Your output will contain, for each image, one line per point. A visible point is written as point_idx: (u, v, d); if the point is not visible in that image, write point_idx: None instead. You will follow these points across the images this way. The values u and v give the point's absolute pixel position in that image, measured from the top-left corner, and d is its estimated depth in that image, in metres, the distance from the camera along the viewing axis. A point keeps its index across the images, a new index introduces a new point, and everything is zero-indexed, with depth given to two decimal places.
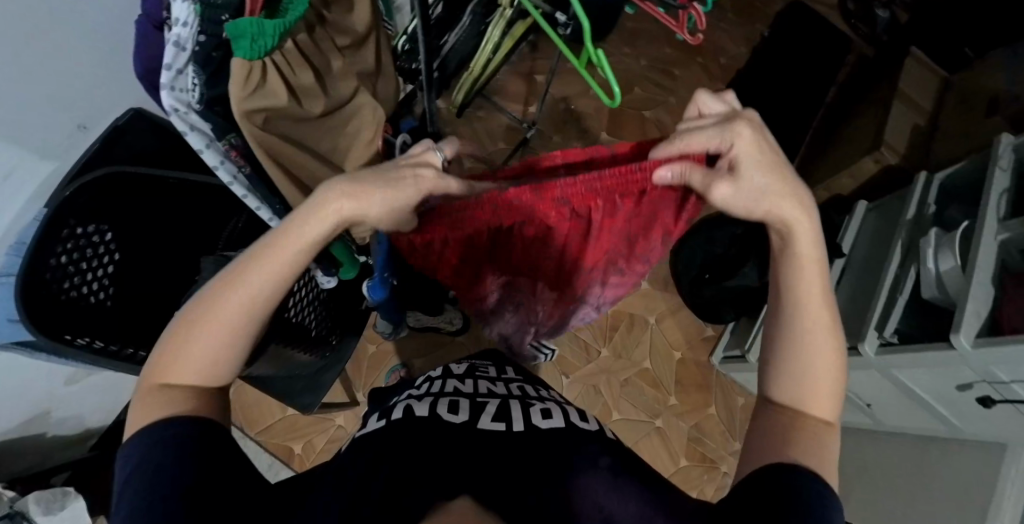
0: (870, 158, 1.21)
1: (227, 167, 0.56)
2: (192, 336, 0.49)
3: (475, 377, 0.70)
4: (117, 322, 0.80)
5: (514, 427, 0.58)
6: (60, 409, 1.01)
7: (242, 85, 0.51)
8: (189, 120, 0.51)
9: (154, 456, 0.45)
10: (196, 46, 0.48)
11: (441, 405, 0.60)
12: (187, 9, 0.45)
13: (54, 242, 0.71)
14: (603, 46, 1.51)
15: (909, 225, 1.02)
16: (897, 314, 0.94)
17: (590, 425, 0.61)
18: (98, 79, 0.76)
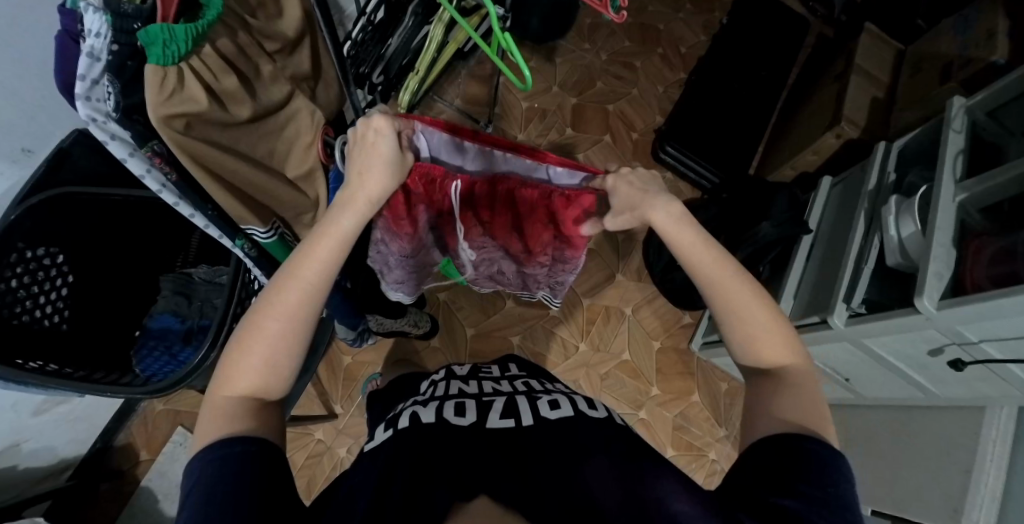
0: (831, 133, 1.20)
1: (154, 176, 0.56)
2: (250, 344, 0.49)
3: (479, 378, 0.70)
4: (72, 343, 0.82)
5: (523, 422, 0.58)
6: (32, 440, 1.01)
7: (159, 90, 0.50)
8: (108, 129, 0.51)
9: (216, 474, 0.44)
10: (110, 56, 0.48)
11: (447, 408, 0.59)
12: (97, 19, 0.46)
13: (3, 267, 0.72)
14: (562, 44, 1.51)
15: (869, 196, 1.02)
16: (864, 283, 0.94)
17: (601, 413, 0.60)
18: (38, 105, 0.75)
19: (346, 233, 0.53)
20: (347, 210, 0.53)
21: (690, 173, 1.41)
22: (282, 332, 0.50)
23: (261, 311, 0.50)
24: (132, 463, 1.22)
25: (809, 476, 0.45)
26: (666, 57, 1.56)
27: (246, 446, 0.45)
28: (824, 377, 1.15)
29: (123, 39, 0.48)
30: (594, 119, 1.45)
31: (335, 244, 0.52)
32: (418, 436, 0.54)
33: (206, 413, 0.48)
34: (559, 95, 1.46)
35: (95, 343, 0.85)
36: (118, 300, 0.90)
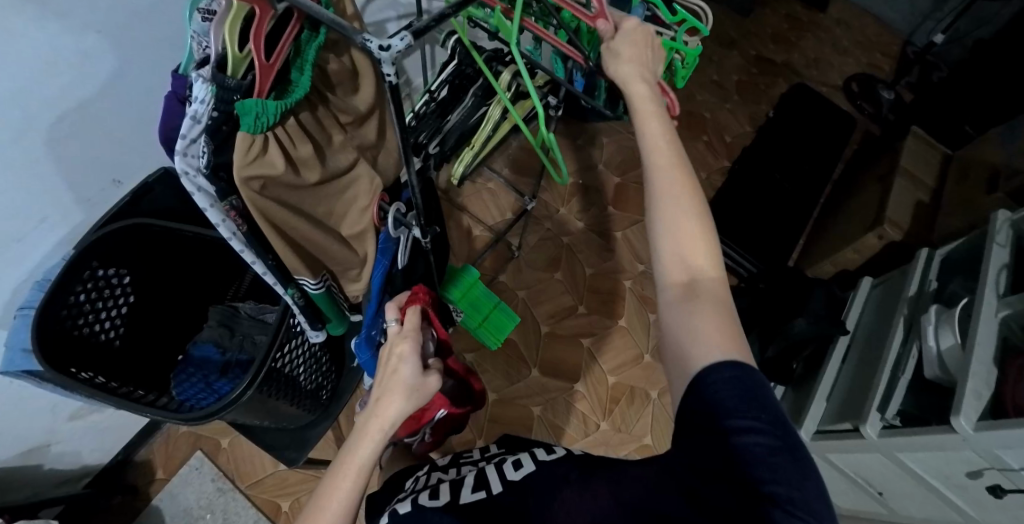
0: (873, 234, 1.21)
1: (227, 226, 0.61)
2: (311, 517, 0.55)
3: (459, 465, 0.71)
4: (121, 359, 0.88)
5: (492, 490, 0.61)
6: (61, 443, 1.07)
7: (244, 153, 0.57)
8: (196, 182, 0.57)
9: None
10: (210, 120, 0.55)
11: (423, 494, 0.63)
12: (203, 89, 0.53)
13: (76, 282, 0.79)
14: (611, 124, 1.59)
15: (910, 301, 1.01)
16: (900, 395, 0.91)
17: (555, 455, 0.64)
18: (133, 140, 0.87)
19: (395, 414, 0.59)
20: (391, 398, 0.59)
21: (728, 260, 1.41)
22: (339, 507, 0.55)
23: (319, 495, 0.56)
24: (148, 480, 1.25)
25: (745, 406, 0.44)
26: (711, 144, 1.61)
27: None
28: (855, 489, 1.09)
29: (223, 107, 0.55)
30: (636, 198, 1.50)
31: (385, 414, 0.58)
32: None
33: None
34: (603, 173, 1.52)
35: (140, 362, 0.91)
36: (168, 325, 0.96)
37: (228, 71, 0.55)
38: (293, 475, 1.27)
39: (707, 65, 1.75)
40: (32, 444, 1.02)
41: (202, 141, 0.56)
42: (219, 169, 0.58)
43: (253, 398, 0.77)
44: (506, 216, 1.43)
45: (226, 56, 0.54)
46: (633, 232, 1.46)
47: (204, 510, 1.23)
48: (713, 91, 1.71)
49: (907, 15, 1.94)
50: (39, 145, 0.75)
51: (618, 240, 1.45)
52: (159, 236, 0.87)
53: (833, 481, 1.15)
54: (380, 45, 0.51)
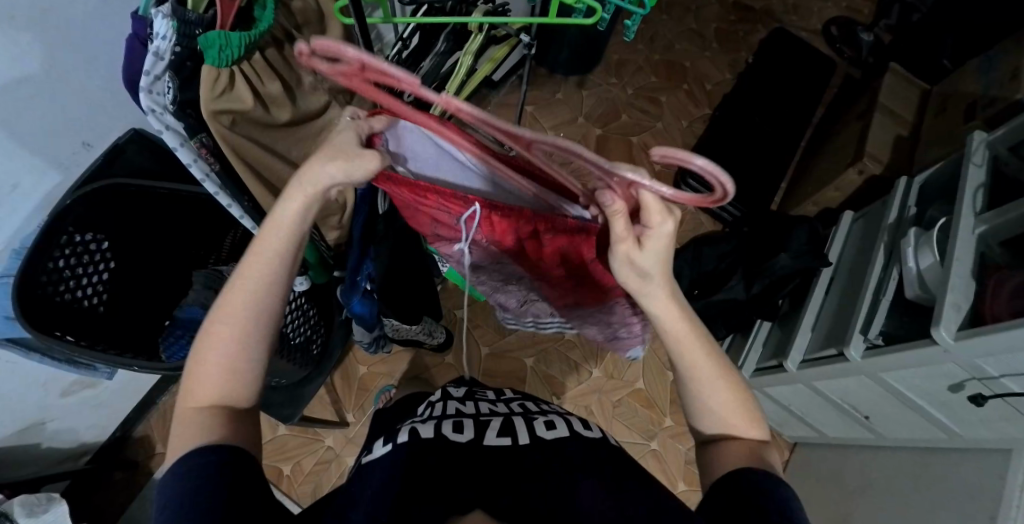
0: (854, 169, 1.21)
1: (200, 166, 0.61)
2: (216, 323, 0.52)
3: (475, 401, 0.73)
4: (107, 327, 0.86)
5: (519, 440, 0.62)
6: (56, 420, 1.07)
7: (210, 90, 0.56)
8: (164, 120, 0.56)
9: (189, 479, 0.45)
10: (173, 56, 0.54)
11: (446, 425, 0.63)
12: (165, 25, 0.52)
13: (53, 248, 0.78)
14: (590, 77, 1.57)
15: (890, 229, 1.02)
16: (881, 316, 0.93)
17: (593, 432, 0.65)
18: (102, 99, 0.85)
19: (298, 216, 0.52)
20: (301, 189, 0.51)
21: (712, 206, 1.41)
22: (246, 313, 0.52)
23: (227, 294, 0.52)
24: (148, 454, 1.25)
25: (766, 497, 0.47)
26: (691, 93, 1.60)
27: (216, 456, 0.47)
28: (842, 415, 1.11)
29: (186, 44, 0.54)
30: (617, 149, 1.49)
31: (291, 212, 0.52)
32: (411, 447, 0.58)
33: (178, 427, 0.50)
34: (585, 126, 1.50)
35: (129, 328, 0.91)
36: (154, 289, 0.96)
37: (188, 4, 0.54)
38: None
39: (684, 14, 1.73)
40: (26, 422, 1.02)
41: (167, 79, 0.55)
42: (188, 107, 0.58)
43: None
44: None
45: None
46: None
47: None
48: (691, 40, 1.69)
49: None
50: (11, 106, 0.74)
51: None
52: (135, 196, 0.86)
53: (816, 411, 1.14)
54: None
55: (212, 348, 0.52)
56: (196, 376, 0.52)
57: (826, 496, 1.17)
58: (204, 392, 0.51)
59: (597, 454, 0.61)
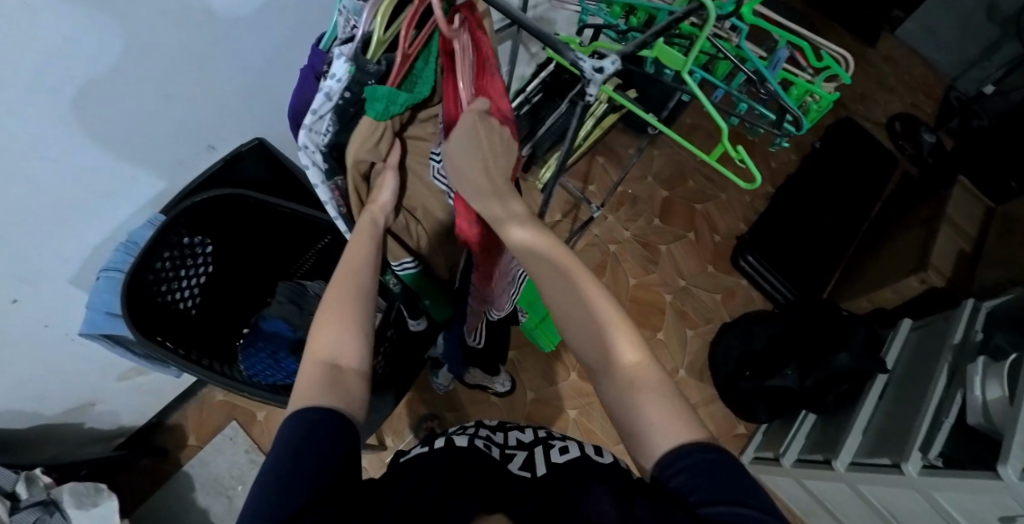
0: (915, 278, 1.23)
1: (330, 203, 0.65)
2: (327, 314, 0.60)
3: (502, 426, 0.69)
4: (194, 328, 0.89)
5: (537, 473, 0.59)
6: (104, 403, 1.07)
7: (359, 141, 0.58)
8: (313, 157, 0.59)
9: (293, 439, 0.51)
10: (340, 98, 0.54)
11: (475, 440, 0.64)
12: (341, 69, 0.51)
13: (162, 246, 0.80)
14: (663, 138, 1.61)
15: (954, 349, 1.04)
16: (943, 438, 0.95)
17: (606, 459, 0.60)
18: (222, 105, 0.86)
19: (366, 252, 0.64)
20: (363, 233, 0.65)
21: (766, 285, 1.45)
22: (346, 302, 0.60)
23: (325, 302, 0.61)
24: (178, 444, 1.24)
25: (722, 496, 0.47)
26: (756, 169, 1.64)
27: (327, 413, 0.53)
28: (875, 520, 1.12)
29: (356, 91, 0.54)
30: (682, 214, 1.53)
31: (360, 249, 0.64)
32: (448, 461, 0.59)
33: (300, 379, 0.57)
34: (652, 187, 1.53)
35: (206, 330, 0.91)
36: (232, 294, 0.97)
37: (369, 48, 0.52)
38: None
39: None
40: (78, 399, 1.02)
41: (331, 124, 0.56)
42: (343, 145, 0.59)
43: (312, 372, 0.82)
44: (555, 218, 1.44)
45: (372, 34, 0.51)
46: (675, 248, 1.49)
47: (233, 481, 1.22)
48: None
49: (950, 59, 1.96)
50: (144, 98, 0.76)
51: (661, 254, 1.47)
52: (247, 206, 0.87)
53: (849, 512, 1.15)
54: (592, 65, 0.48)
55: (324, 344, 0.58)
56: (311, 346, 0.59)
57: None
58: (323, 349, 0.58)
59: (607, 477, 0.56)
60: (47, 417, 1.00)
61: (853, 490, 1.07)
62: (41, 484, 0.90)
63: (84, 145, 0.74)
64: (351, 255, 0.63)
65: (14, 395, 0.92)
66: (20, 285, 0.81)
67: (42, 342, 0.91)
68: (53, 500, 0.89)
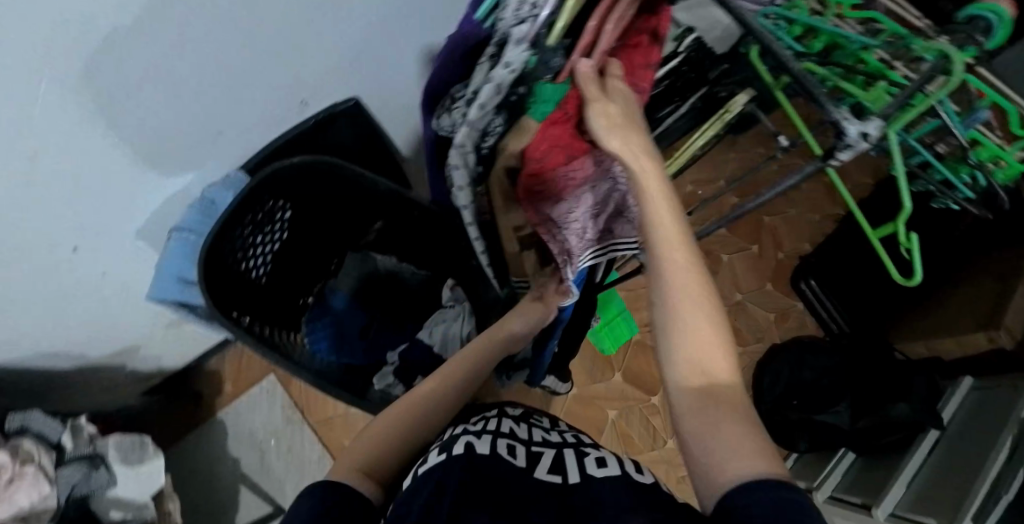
0: (983, 335, 1.17)
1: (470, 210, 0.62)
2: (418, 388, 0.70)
3: (529, 424, 0.73)
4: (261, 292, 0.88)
5: (569, 479, 0.58)
6: (149, 348, 1.03)
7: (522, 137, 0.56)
8: (464, 158, 0.55)
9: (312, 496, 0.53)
10: (509, 95, 0.51)
11: (500, 446, 0.62)
12: (522, 58, 0.46)
13: (237, 216, 0.78)
14: (741, 141, 1.53)
15: (1020, 423, 1.01)
16: (998, 511, 0.92)
17: (645, 478, 0.58)
18: (314, 57, 0.77)
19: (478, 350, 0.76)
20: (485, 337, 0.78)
21: (823, 312, 1.40)
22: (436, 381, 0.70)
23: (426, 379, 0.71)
24: (215, 391, 1.21)
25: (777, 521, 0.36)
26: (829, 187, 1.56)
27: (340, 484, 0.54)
28: None
29: (526, 80, 0.51)
30: (747, 226, 1.49)
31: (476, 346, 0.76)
32: (469, 463, 0.57)
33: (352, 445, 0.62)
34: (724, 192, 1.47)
35: (265, 297, 0.93)
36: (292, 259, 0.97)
37: (547, 36, 0.48)
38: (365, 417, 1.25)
39: None
40: (125, 342, 0.98)
41: (497, 118, 0.54)
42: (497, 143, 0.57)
43: None
44: None
45: (555, 19, 0.47)
46: (737, 260, 1.46)
47: (268, 436, 1.20)
48: None
49: None
50: (235, 50, 0.66)
51: (722, 265, 1.46)
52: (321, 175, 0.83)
53: None
54: (858, 128, 0.48)
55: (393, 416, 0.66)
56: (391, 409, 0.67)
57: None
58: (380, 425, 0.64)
59: (644, 497, 0.52)
60: (95, 358, 0.95)
61: None
62: (85, 436, 0.87)
63: (167, 103, 0.66)
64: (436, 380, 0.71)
65: (63, 336, 0.87)
66: (82, 232, 0.76)
67: (100, 288, 0.86)
68: (99, 455, 0.87)
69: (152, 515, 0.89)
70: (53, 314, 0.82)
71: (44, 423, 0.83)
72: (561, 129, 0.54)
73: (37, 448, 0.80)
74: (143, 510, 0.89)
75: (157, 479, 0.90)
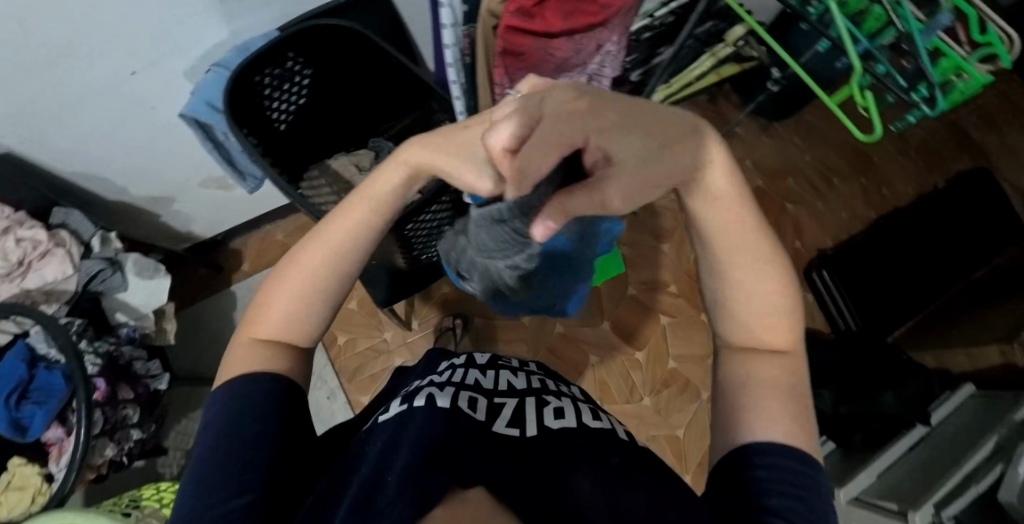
0: (997, 346, 1.16)
1: (454, 51, 0.65)
2: (276, 289, 0.53)
3: (496, 369, 0.62)
4: (275, 141, 0.91)
5: (526, 432, 0.51)
6: (183, 202, 1.14)
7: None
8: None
9: (239, 406, 0.47)
10: None
11: (458, 401, 0.52)
12: None
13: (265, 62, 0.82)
14: (778, 127, 1.51)
15: (1011, 425, 0.96)
16: (963, 501, 0.88)
17: (603, 425, 0.54)
18: None
19: (360, 234, 0.53)
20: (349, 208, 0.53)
21: (831, 306, 1.35)
22: (311, 278, 0.52)
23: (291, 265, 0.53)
24: (232, 266, 1.33)
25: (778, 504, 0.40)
26: (866, 189, 1.49)
27: (271, 386, 0.49)
28: None
29: None
30: (769, 209, 1.45)
31: (328, 241, 0.53)
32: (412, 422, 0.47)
33: (234, 351, 0.52)
34: (750, 172, 1.47)
35: (285, 152, 0.94)
36: (321, 133, 0.99)
37: None
38: (355, 310, 1.32)
39: None
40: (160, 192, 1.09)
41: None
42: None
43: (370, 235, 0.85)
44: None
45: None
46: None
47: None
48: (895, 140, 1.57)
49: None
50: None
51: None
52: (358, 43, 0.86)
53: None
54: None
55: (270, 315, 0.52)
56: (263, 308, 0.53)
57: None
58: (267, 329, 0.52)
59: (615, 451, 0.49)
60: (134, 196, 1.08)
61: None
62: (113, 247, 1.01)
63: None
64: (334, 237, 0.53)
65: (109, 163, 0.97)
66: (140, 59, 0.81)
67: (149, 124, 0.93)
68: (118, 261, 1.00)
69: (149, 327, 1.03)
70: (105, 139, 0.92)
71: (81, 223, 0.97)
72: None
73: (70, 239, 0.94)
74: (144, 322, 1.03)
75: (160, 296, 1.03)
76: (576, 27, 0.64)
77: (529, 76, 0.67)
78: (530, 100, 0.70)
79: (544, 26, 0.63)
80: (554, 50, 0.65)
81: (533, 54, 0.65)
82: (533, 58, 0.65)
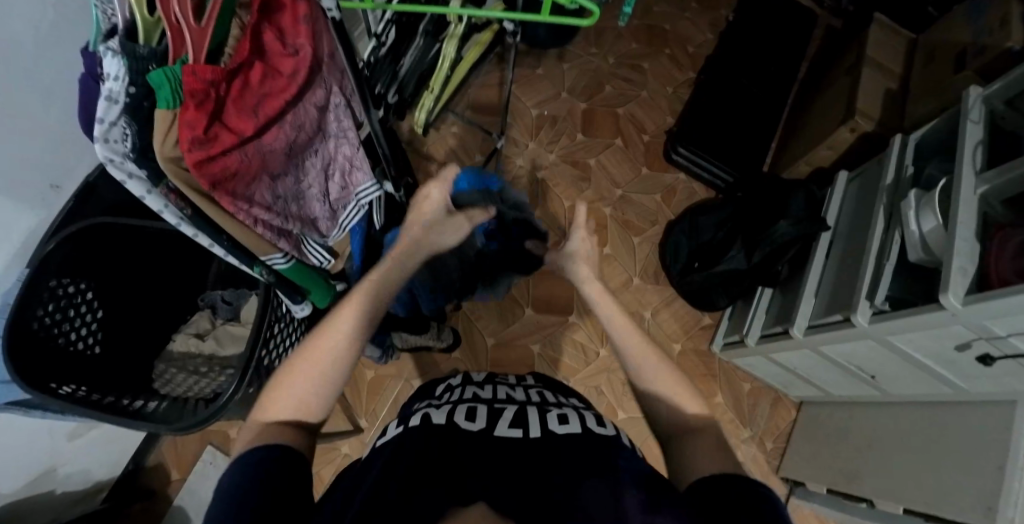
0: (846, 127, 1.21)
1: (171, 211, 0.58)
2: (291, 381, 0.57)
3: (494, 384, 0.69)
4: (104, 368, 0.83)
5: (530, 432, 0.57)
6: (66, 464, 1.04)
7: (164, 134, 0.52)
8: (125, 168, 0.53)
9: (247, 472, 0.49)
10: (127, 98, 0.49)
11: (458, 412, 0.60)
12: (116, 65, 0.47)
13: (35, 304, 0.72)
14: (571, 49, 1.54)
15: (888, 190, 1.01)
16: (886, 282, 0.93)
17: (607, 430, 0.60)
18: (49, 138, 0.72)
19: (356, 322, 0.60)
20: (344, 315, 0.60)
21: (705, 172, 1.42)
22: (320, 374, 0.58)
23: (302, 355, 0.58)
24: (165, 481, 1.25)
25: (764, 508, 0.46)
26: (674, 58, 1.57)
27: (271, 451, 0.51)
28: (848, 375, 1.12)
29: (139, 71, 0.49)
30: (604, 122, 1.49)
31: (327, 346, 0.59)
32: (423, 436, 0.55)
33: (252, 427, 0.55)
34: (569, 101, 1.49)
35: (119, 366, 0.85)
36: (142, 324, 0.91)
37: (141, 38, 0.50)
38: None
39: None
40: (38, 470, 0.98)
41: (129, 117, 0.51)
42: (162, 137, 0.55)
43: (248, 396, 0.80)
44: (476, 159, 1.41)
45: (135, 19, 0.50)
46: (608, 158, 1.45)
47: None
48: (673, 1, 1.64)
49: None
50: None
51: (594, 168, 1.44)
52: (120, 231, 0.79)
53: (874, 364, 1.03)
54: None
55: (282, 404, 0.56)
56: (273, 392, 0.57)
57: (819, 460, 1.24)
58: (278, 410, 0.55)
59: (602, 451, 0.55)
60: (12, 492, 0.95)
61: (881, 344, 0.96)
62: None
63: None
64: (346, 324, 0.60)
65: None
66: None
67: None
68: None
69: None
70: None
71: None
72: (201, 118, 0.52)
73: None
74: None
75: None
76: (272, 113, 0.61)
77: (275, 184, 0.67)
78: (294, 196, 0.71)
79: (248, 142, 0.59)
80: (268, 145, 0.62)
81: (260, 166, 0.63)
82: (265, 170, 0.64)
